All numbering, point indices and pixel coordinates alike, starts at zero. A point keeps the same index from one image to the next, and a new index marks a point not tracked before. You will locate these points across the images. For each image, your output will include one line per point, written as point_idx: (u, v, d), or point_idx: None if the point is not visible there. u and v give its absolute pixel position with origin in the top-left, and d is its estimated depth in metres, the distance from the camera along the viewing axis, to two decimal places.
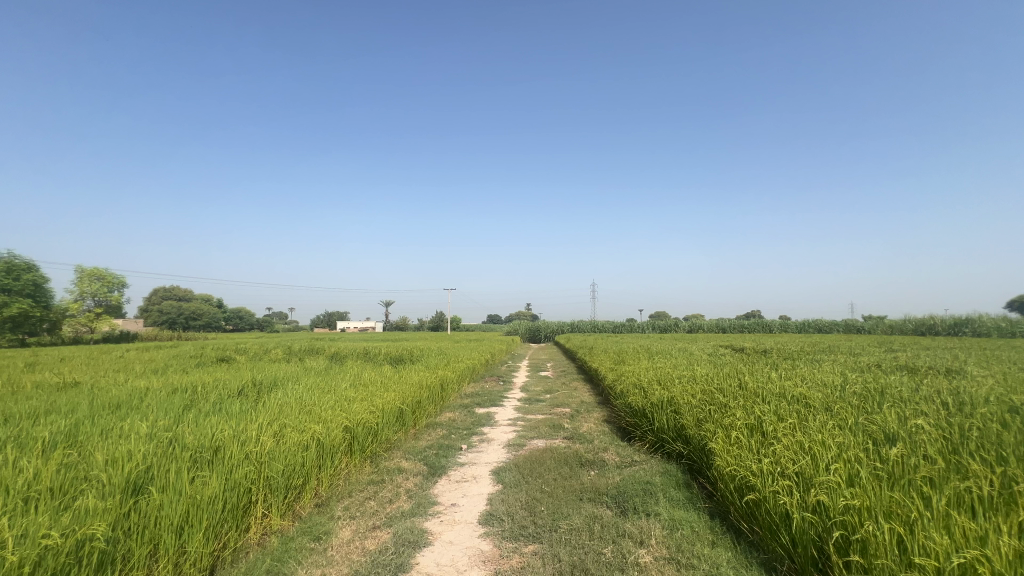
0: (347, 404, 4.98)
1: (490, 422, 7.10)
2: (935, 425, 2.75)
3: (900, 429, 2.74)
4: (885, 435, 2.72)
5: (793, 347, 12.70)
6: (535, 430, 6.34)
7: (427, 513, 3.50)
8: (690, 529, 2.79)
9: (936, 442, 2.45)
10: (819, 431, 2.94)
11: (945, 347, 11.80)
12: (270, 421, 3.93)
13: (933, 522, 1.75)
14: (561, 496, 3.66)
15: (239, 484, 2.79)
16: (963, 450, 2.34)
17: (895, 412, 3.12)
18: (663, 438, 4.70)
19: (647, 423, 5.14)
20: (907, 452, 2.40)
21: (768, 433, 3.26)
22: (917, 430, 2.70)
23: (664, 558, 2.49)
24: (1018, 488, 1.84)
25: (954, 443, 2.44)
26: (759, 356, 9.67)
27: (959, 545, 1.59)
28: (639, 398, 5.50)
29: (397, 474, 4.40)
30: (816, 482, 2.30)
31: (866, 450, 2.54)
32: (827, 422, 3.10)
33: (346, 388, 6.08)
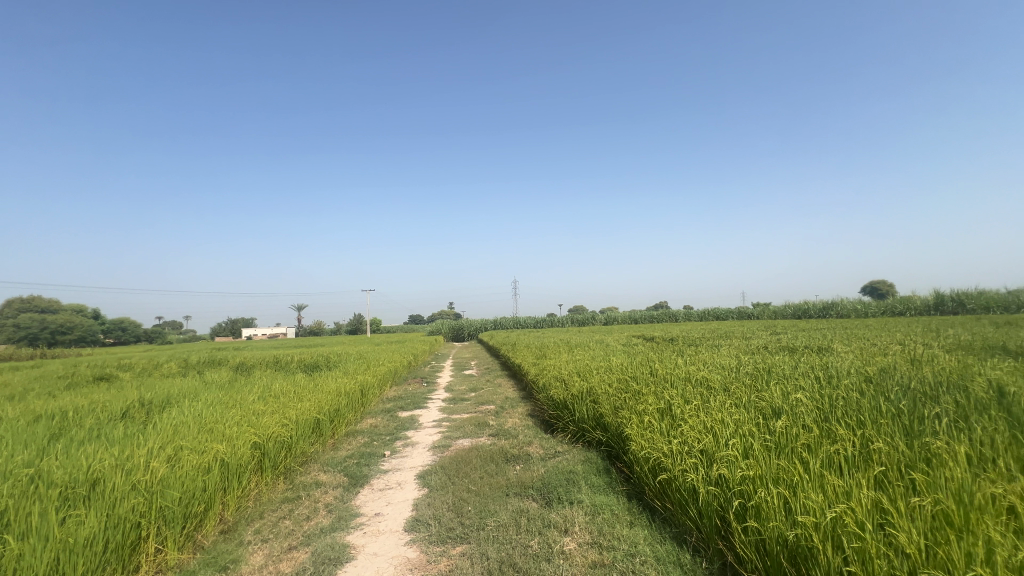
0: (256, 418, 4.60)
1: (415, 425, 6.94)
2: (811, 397, 3.15)
3: (784, 403, 3.10)
4: (773, 409, 3.06)
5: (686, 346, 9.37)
6: (461, 430, 6.31)
7: (348, 526, 3.34)
8: (610, 512, 2.93)
9: (812, 413, 2.82)
10: (719, 410, 3.24)
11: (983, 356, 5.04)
12: (163, 444, 3.51)
13: (811, 483, 2.00)
14: (488, 494, 3.67)
15: (124, 519, 2.46)
16: (832, 418, 2.70)
17: (780, 388, 3.53)
18: (584, 428, 4.89)
19: (568, 414, 5.33)
20: (789, 423, 2.72)
21: (676, 416, 3.52)
22: (797, 403, 3.08)
23: (588, 543, 2.60)
24: (873, 446, 2.17)
25: (825, 412, 2.81)
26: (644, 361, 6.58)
27: (831, 501, 1.84)
28: (561, 391, 5.69)
29: (315, 488, 4.14)
30: (718, 458, 2.53)
31: (757, 425, 2.85)
32: (725, 402, 3.42)
33: (254, 401, 5.60)
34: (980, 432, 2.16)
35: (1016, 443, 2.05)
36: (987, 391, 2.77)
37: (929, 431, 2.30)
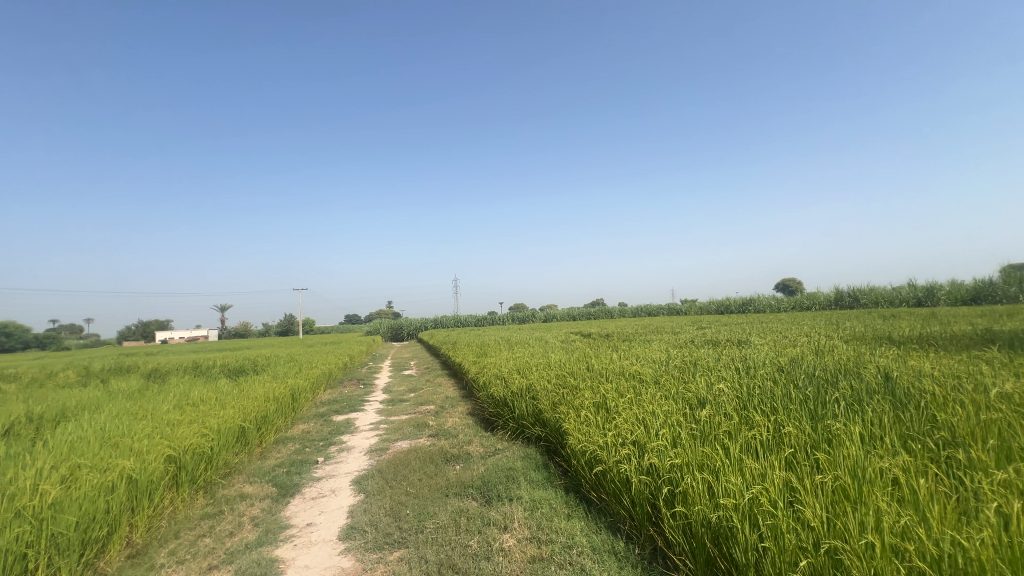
0: (170, 429, 4.21)
1: (350, 429, 6.67)
2: (732, 387, 3.39)
3: (708, 393, 3.31)
4: (698, 399, 3.26)
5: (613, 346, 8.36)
6: (399, 432, 6.15)
7: (277, 540, 3.15)
8: (548, 506, 2.99)
9: (733, 401, 3.03)
10: (650, 402, 3.40)
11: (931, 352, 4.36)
12: (56, 463, 3.13)
13: (731, 467, 2.15)
14: (427, 496, 3.60)
15: (5, 552, 2.16)
16: (750, 406, 2.92)
17: (705, 379, 3.77)
18: (523, 424, 4.95)
19: (508, 411, 5.36)
20: (712, 412, 2.92)
21: (611, 409, 3.66)
22: (719, 393, 3.30)
23: (527, 539, 2.62)
24: (784, 430, 2.37)
25: (744, 400, 3.04)
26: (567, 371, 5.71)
27: (748, 482, 1.99)
28: (501, 389, 5.72)
29: (239, 501, 3.86)
30: (649, 447, 2.65)
31: (684, 414, 3.02)
32: (656, 394, 3.60)
33: (168, 411, 5.13)
34: (870, 414, 2.43)
35: (898, 421, 2.33)
36: (875, 376, 3.13)
37: (830, 414, 2.55)
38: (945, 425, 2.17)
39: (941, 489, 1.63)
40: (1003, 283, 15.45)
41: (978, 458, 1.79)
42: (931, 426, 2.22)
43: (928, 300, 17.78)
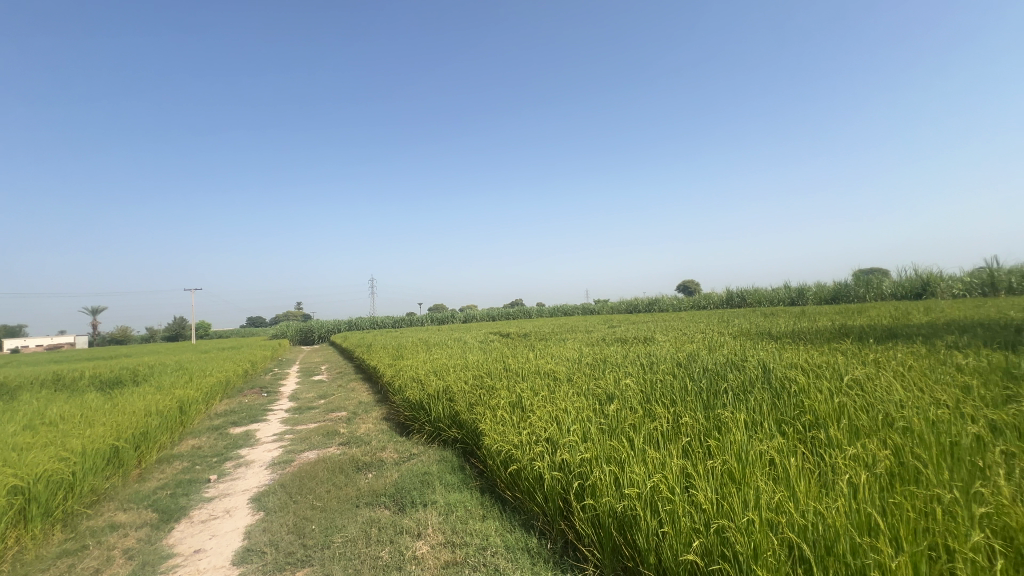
0: (17, 454, 3.56)
1: (249, 442, 6.12)
2: (636, 381, 3.61)
3: (616, 388, 3.50)
4: (606, 395, 3.43)
5: (531, 346, 8.23)
6: (306, 442, 5.75)
7: (156, 572, 2.78)
8: (463, 509, 2.95)
9: (637, 395, 3.22)
10: (562, 399, 3.51)
11: (825, 350, 4.47)
12: None
13: (635, 458, 2.28)
14: (334, 508, 3.39)
15: None
16: (652, 398, 3.13)
17: (613, 375, 3.98)
18: (439, 427, 4.87)
19: (424, 415, 5.24)
20: (619, 406, 3.08)
21: (526, 407, 3.72)
22: (625, 387, 3.50)
23: (441, 544, 2.57)
24: (682, 421, 2.56)
25: (647, 394, 3.25)
26: (479, 376, 5.50)
27: (650, 471, 2.12)
28: (417, 392, 5.58)
29: (109, 532, 3.36)
30: (562, 443, 2.72)
31: (594, 410, 3.15)
32: (568, 391, 3.73)
33: (15, 432, 4.32)
34: (752, 402, 2.71)
35: (774, 408, 2.62)
36: (756, 368, 3.51)
37: (719, 403, 2.81)
38: (810, 408, 2.48)
39: (807, 466, 1.85)
40: (854, 284, 18.20)
41: (834, 436, 2.07)
42: (800, 410, 2.52)
43: (799, 299, 20.41)
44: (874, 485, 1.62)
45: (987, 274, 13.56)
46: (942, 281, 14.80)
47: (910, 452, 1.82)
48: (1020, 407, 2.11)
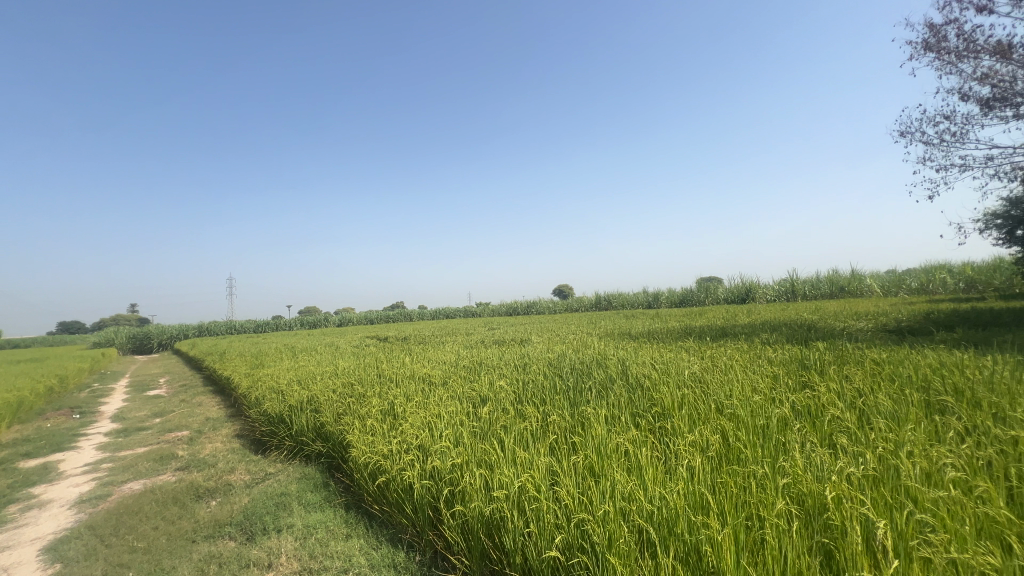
0: None
1: (48, 477, 4.92)
2: (509, 383, 3.67)
3: (489, 391, 3.51)
4: (480, 397, 3.43)
5: (409, 350, 7.98)
6: (130, 470, 4.81)
7: None
8: (324, 530, 2.70)
9: (510, 396, 3.29)
10: (436, 404, 3.42)
11: (671, 347, 5.10)
12: None
13: (505, 459, 2.30)
14: (162, 548, 2.86)
15: None
16: (523, 399, 3.21)
17: (488, 378, 4.00)
18: (301, 441, 4.42)
19: (284, 429, 4.73)
20: (493, 408, 3.10)
21: (398, 414, 3.56)
22: (499, 389, 3.54)
23: (295, 572, 2.31)
24: (549, 420, 2.65)
25: (519, 395, 3.33)
26: (350, 383, 5.15)
27: (519, 472, 2.15)
28: (276, 404, 5.02)
29: None
30: (433, 450, 2.64)
31: (467, 413, 3.12)
32: (442, 395, 3.65)
33: None
34: (611, 398, 2.93)
35: (630, 402, 2.86)
36: (617, 366, 3.82)
37: (584, 400, 2.99)
38: (658, 402, 2.76)
39: (654, 454, 2.04)
40: (697, 289, 21.05)
41: (677, 426, 2.31)
42: (651, 403, 2.79)
43: (655, 303, 23.00)
44: (706, 466, 1.85)
45: (789, 284, 16.76)
46: (759, 289, 17.90)
47: (733, 435, 2.12)
48: (811, 392, 2.59)
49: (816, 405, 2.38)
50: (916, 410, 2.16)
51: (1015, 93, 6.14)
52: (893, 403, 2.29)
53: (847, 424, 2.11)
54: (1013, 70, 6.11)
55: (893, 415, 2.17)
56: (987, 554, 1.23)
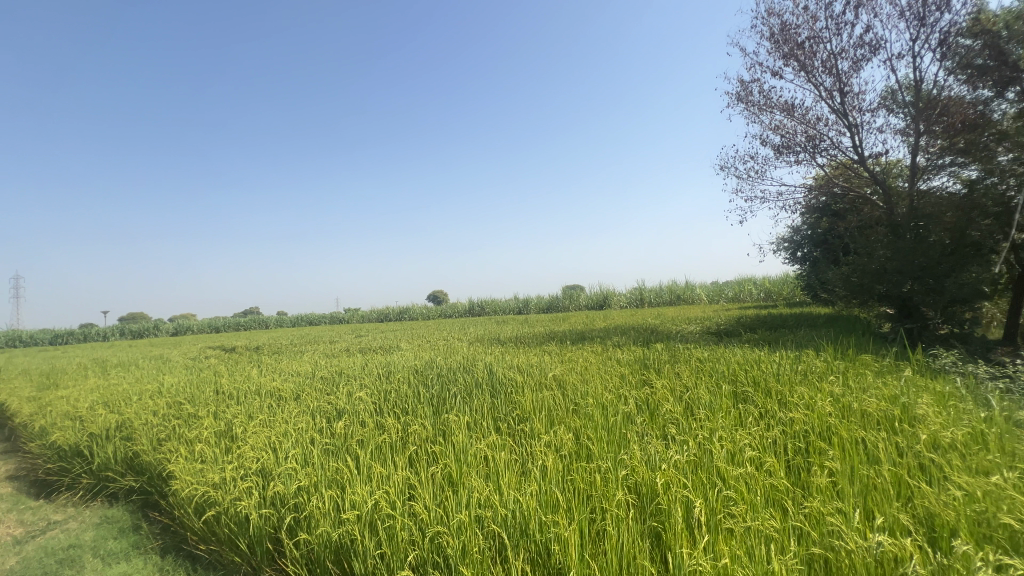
0: None
1: None
2: (370, 394, 3.46)
3: (348, 403, 3.26)
4: (337, 411, 3.17)
5: (258, 361, 7.10)
6: None
7: None
8: None
9: (369, 408, 3.09)
10: (284, 422, 3.07)
11: (535, 351, 5.33)
12: None
13: (360, 477, 2.14)
14: None
15: None
16: (384, 410, 3.05)
17: (347, 389, 3.72)
18: (104, 477, 3.61)
19: (80, 464, 3.81)
20: (349, 422, 2.88)
21: (236, 436, 3.10)
22: (359, 401, 3.31)
23: None
24: (410, 431, 2.55)
25: (380, 406, 3.14)
26: (177, 402, 4.38)
27: (374, 489, 2.01)
28: (70, 434, 4.03)
29: None
30: (276, 474, 2.35)
31: (320, 430, 2.85)
32: (292, 411, 3.29)
33: None
34: (474, 404, 2.93)
35: (492, 407, 2.89)
36: (482, 372, 3.85)
37: (447, 408, 2.94)
38: (519, 405, 2.83)
39: (511, 457, 2.09)
40: (563, 296, 22.52)
41: (535, 428, 2.41)
42: (512, 407, 2.86)
43: (525, 309, 24.02)
44: (558, 465, 1.94)
45: (638, 292, 18.89)
46: (615, 296, 19.85)
47: (584, 433, 2.27)
48: (651, 389, 2.89)
49: (653, 401, 2.67)
50: (727, 400, 2.55)
51: (796, 143, 7.78)
52: (710, 395, 2.67)
53: (675, 415, 2.41)
54: (795, 124, 7.72)
55: (710, 405, 2.54)
56: (771, 518, 1.48)
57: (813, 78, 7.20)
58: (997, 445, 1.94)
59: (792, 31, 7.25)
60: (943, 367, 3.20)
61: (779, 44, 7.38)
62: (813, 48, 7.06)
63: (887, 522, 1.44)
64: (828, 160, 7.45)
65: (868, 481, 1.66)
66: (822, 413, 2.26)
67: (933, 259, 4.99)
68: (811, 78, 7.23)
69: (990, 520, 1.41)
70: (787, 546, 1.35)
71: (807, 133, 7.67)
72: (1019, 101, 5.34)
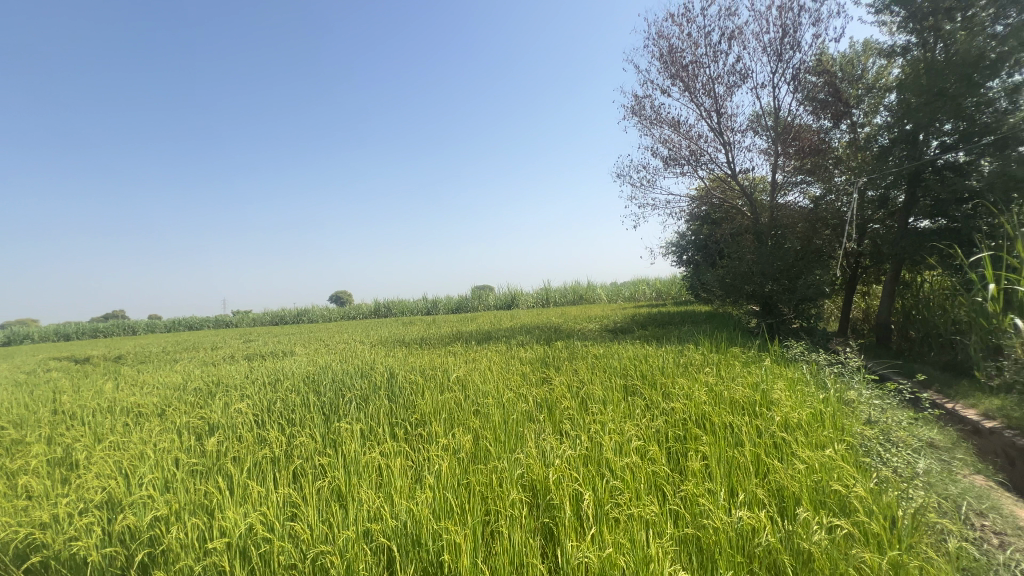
0: None
1: None
2: (251, 405, 3.12)
3: (224, 417, 2.91)
4: (210, 427, 2.81)
5: (116, 374, 6.10)
6: None
7: None
8: None
9: (249, 421, 2.79)
10: (141, 443, 2.64)
11: (440, 353, 5.22)
12: None
13: (232, 499, 1.90)
14: None
15: None
16: (267, 422, 2.77)
17: (224, 401, 3.33)
18: None
19: None
20: (224, 438, 2.57)
21: (76, 463, 2.61)
22: (237, 413, 2.97)
23: None
24: (296, 444, 2.34)
25: (262, 418, 2.85)
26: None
27: (248, 511, 1.79)
28: None
29: None
30: (125, 505, 2.00)
31: (187, 449, 2.50)
32: (153, 430, 2.85)
33: None
34: (370, 410, 2.78)
35: (390, 413, 2.76)
36: (382, 375, 3.67)
37: (340, 416, 2.75)
38: (419, 409, 2.74)
39: (406, 463, 2.00)
40: (472, 297, 22.52)
41: (433, 432, 2.34)
42: (411, 411, 2.76)
43: (434, 310, 23.60)
44: (454, 469, 1.90)
45: (544, 292, 19.50)
46: (522, 296, 20.30)
47: (483, 435, 2.25)
48: (550, 387, 2.97)
49: (551, 398, 2.74)
50: (617, 394, 2.70)
51: (682, 156, 8.55)
52: (603, 390, 2.81)
53: (571, 411, 2.49)
54: (680, 139, 8.49)
55: (603, 399, 2.67)
56: (652, 504, 1.58)
57: (695, 98, 7.97)
58: (831, 422, 2.28)
59: (677, 54, 7.95)
60: (794, 357, 3.70)
61: (667, 65, 8.05)
62: (694, 72, 7.82)
63: (747, 497, 1.61)
64: (707, 173, 8.29)
65: (732, 461, 1.85)
66: (697, 401, 2.49)
67: (787, 263, 5.76)
68: (693, 99, 8.00)
69: (824, 487, 1.63)
70: (664, 529, 1.45)
71: (690, 148, 8.47)
72: (851, 131, 6.37)
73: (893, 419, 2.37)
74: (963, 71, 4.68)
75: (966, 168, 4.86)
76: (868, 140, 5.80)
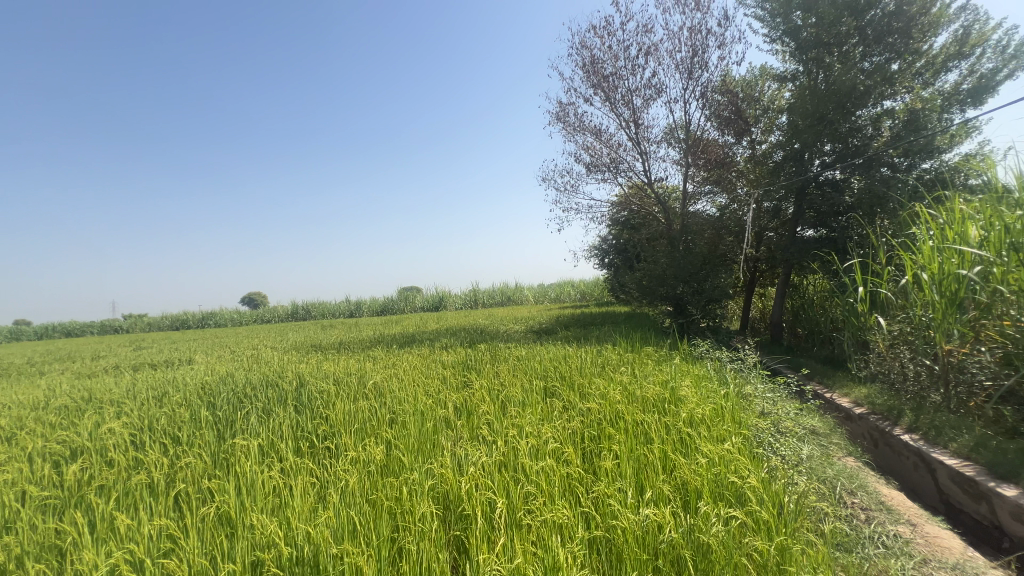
0: None
1: None
2: (130, 423, 2.74)
3: (92, 438, 2.52)
4: (74, 451, 2.42)
5: None
6: None
7: None
8: None
9: (124, 442, 2.44)
10: None
11: (359, 357, 4.96)
12: None
13: (94, 535, 1.64)
14: None
15: None
16: (148, 442, 2.44)
17: (95, 419, 2.89)
18: None
19: None
20: (89, 464, 2.22)
21: None
22: (110, 433, 2.59)
23: None
24: (180, 466, 2.08)
25: (142, 437, 2.51)
26: None
27: (112, 549, 1.55)
28: None
29: None
30: None
31: (39, 480, 2.12)
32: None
33: None
34: (272, 423, 2.55)
35: (295, 425, 2.55)
36: (289, 384, 3.40)
37: (237, 432, 2.49)
38: (329, 420, 2.56)
39: (308, 480, 1.85)
40: (399, 298, 21.86)
41: (342, 444, 2.19)
42: (319, 422, 2.56)
43: (358, 312, 22.59)
44: (362, 483, 1.78)
45: (472, 293, 19.41)
46: (451, 297, 20.04)
47: (396, 445, 2.14)
48: (470, 391, 2.91)
49: (470, 402, 2.69)
50: (537, 397, 2.70)
51: (603, 163, 8.90)
52: (523, 393, 2.80)
53: (490, 416, 2.45)
54: (602, 146, 8.82)
55: (522, 402, 2.66)
56: (564, 507, 1.57)
57: (615, 108, 8.33)
58: (729, 416, 2.44)
59: (599, 65, 8.25)
60: (700, 355, 3.95)
61: (589, 75, 8.33)
62: (614, 83, 8.17)
63: (653, 494, 1.67)
64: (626, 181, 8.69)
65: (642, 458, 1.91)
66: (612, 401, 2.55)
67: (696, 267, 6.18)
68: (614, 109, 8.36)
69: (722, 480, 1.73)
70: (575, 532, 1.44)
71: (611, 156, 8.83)
72: (750, 147, 6.98)
73: (782, 410, 2.59)
74: (840, 100, 5.33)
75: (842, 185, 5.55)
76: (764, 157, 6.39)
